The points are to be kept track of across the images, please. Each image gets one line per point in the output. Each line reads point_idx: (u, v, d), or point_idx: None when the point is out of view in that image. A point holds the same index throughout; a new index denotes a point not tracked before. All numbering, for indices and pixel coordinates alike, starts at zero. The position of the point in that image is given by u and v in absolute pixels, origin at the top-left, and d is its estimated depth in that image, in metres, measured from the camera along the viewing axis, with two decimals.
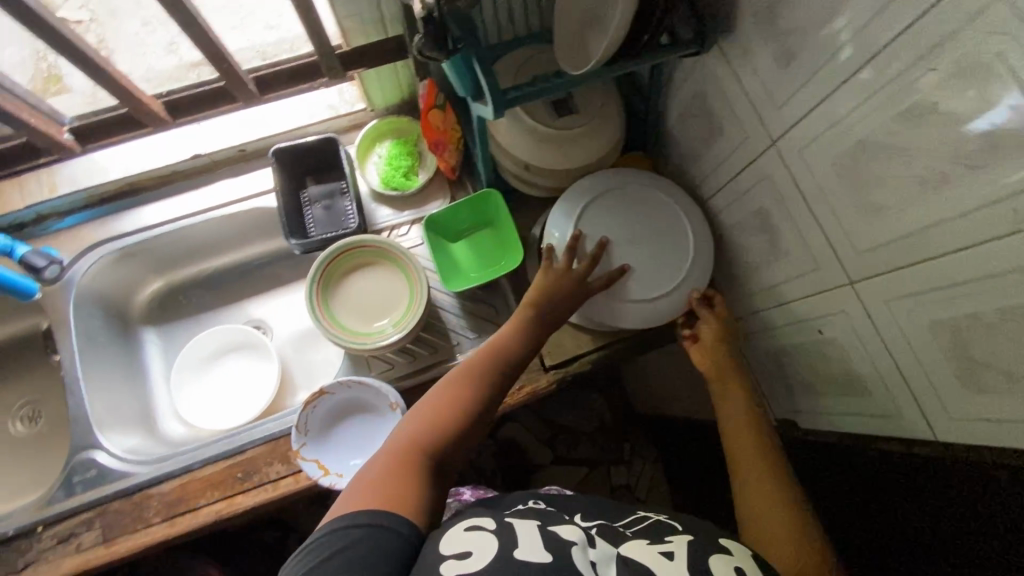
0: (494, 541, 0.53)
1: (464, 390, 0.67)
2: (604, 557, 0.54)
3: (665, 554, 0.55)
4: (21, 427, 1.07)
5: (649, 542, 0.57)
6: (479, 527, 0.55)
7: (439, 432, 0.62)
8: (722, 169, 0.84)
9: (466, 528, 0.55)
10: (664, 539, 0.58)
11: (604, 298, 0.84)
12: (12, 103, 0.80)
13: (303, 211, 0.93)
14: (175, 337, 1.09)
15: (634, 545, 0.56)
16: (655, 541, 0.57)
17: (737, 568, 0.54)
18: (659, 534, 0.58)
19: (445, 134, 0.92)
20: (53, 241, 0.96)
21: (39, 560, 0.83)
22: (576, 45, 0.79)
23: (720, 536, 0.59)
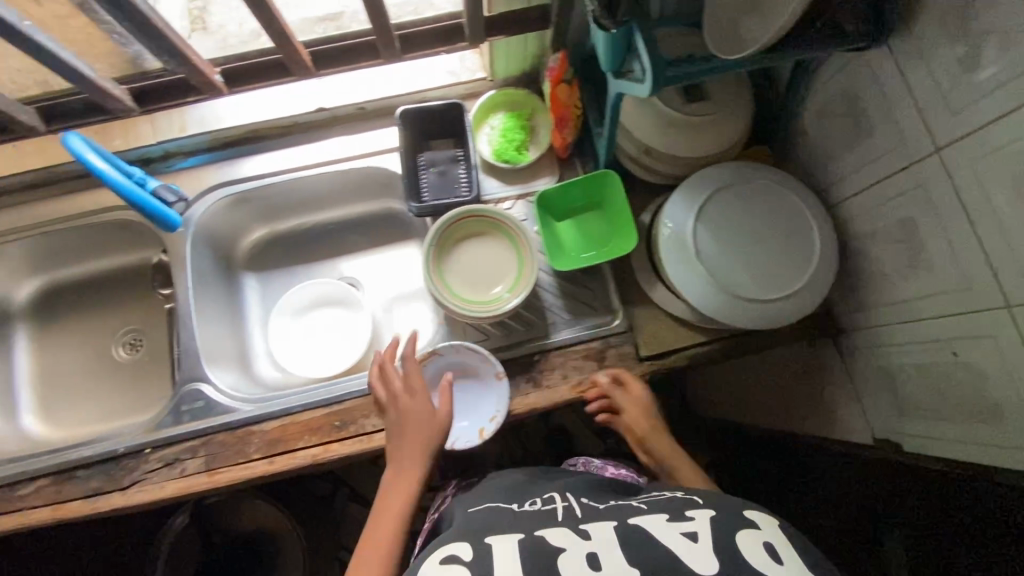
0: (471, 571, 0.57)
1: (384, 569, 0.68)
2: (604, 546, 0.59)
3: (688, 536, 0.59)
4: (123, 353, 1.11)
5: (668, 521, 0.62)
6: (455, 558, 0.59)
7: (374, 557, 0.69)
8: (866, 173, 0.80)
9: (443, 560, 0.60)
10: (687, 517, 0.62)
11: (724, 294, 0.82)
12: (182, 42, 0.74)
13: (419, 175, 0.94)
14: (273, 284, 1.12)
15: (646, 520, 0.63)
16: (674, 519, 0.62)
17: (766, 544, 0.58)
18: (680, 511, 0.64)
19: (568, 110, 0.90)
20: (175, 179, 0.99)
21: (145, 479, 0.87)
22: (727, 31, 0.74)
23: (744, 509, 0.63)
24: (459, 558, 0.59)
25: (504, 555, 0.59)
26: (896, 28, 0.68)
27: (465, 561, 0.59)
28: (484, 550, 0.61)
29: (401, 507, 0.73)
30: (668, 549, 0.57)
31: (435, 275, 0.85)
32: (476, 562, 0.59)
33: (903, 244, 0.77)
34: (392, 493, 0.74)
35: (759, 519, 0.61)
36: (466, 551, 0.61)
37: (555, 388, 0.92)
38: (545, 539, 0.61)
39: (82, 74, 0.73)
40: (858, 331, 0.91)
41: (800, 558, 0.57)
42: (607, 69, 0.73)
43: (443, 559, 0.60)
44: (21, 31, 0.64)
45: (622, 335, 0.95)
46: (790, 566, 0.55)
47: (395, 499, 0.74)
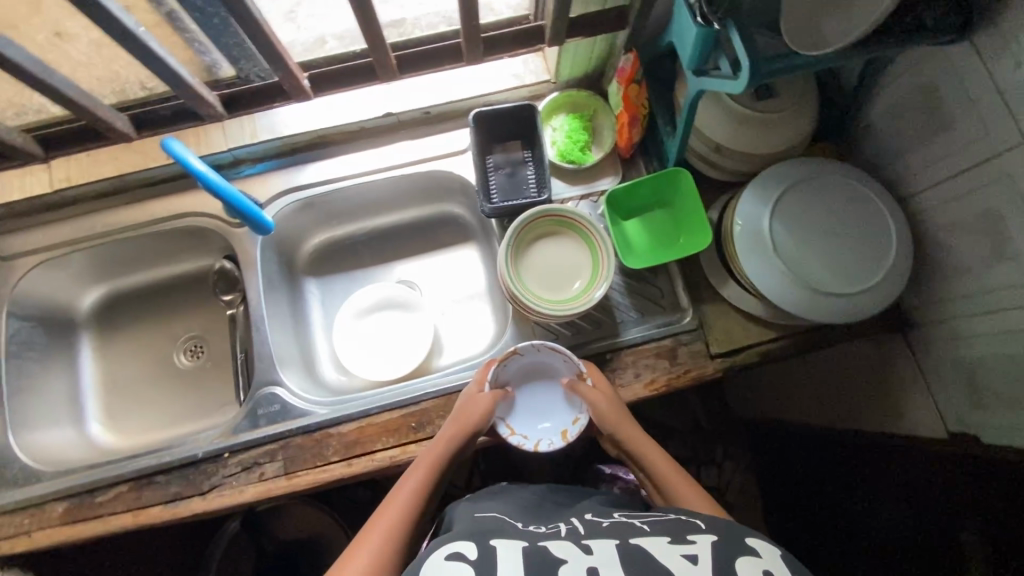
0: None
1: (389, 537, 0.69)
2: (604, 564, 0.58)
3: (688, 559, 0.57)
4: (185, 360, 1.12)
5: (671, 543, 0.60)
6: (459, 558, 0.59)
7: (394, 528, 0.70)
8: (947, 163, 0.81)
9: (446, 557, 0.59)
10: (687, 539, 0.61)
11: (804, 290, 0.82)
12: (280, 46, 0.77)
13: (488, 176, 0.95)
14: (334, 289, 1.13)
15: (648, 541, 0.61)
16: (675, 541, 0.60)
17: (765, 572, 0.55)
18: (680, 533, 0.62)
19: (637, 111, 0.91)
20: (245, 185, 1.00)
21: (224, 483, 0.88)
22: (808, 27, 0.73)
23: (747, 534, 0.60)
24: (463, 557, 0.60)
25: (506, 562, 0.59)
26: (983, 20, 0.69)
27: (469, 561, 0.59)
28: (488, 555, 0.60)
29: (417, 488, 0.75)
30: None
31: (518, 281, 0.86)
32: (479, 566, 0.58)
33: (985, 235, 0.78)
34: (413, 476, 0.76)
35: (762, 546, 0.59)
36: (471, 552, 0.60)
37: (627, 387, 0.93)
38: (544, 552, 0.60)
39: (183, 81, 0.78)
40: (932, 324, 0.91)
41: None
42: (690, 62, 0.74)
43: (448, 555, 0.60)
44: (132, 32, 0.68)
45: (692, 333, 0.95)
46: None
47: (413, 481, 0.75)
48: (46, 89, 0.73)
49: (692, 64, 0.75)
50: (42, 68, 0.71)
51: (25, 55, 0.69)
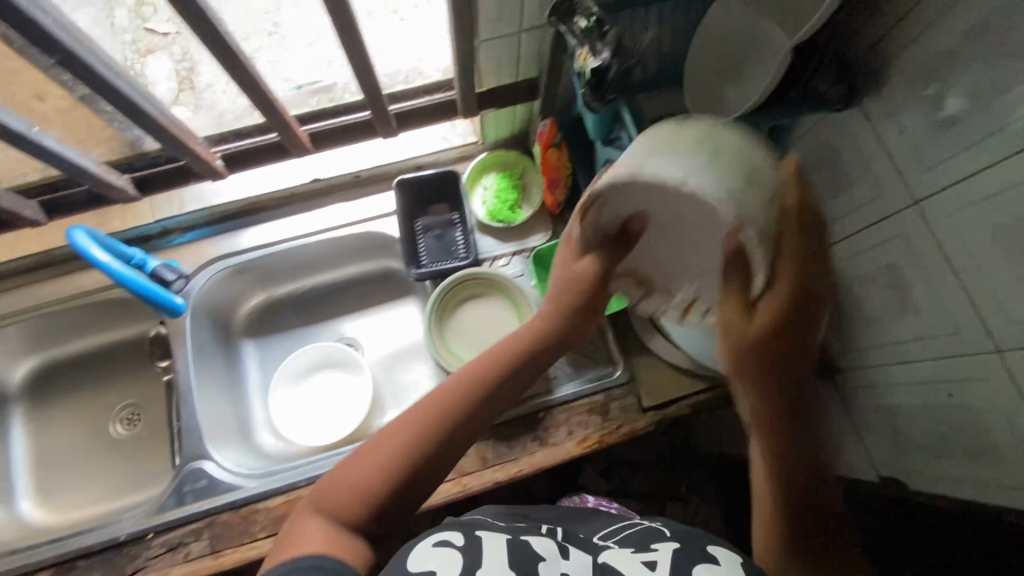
0: (459, 560, 0.57)
1: (411, 449, 0.61)
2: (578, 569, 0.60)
3: (646, 564, 0.60)
4: (120, 429, 1.10)
5: (632, 551, 0.63)
6: (445, 543, 0.59)
7: (427, 447, 0.61)
8: (850, 219, 0.83)
9: (434, 544, 0.59)
10: (650, 548, 0.63)
11: (722, 345, 0.84)
12: (179, 133, 0.78)
13: (417, 240, 0.96)
14: (273, 350, 1.12)
15: (612, 555, 0.63)
16: (637, 550, 0.63)
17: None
18: (646, 544, 0.64)
19: (559, 172, 0.94)
20: (175, 254, 0.99)
21: (148, 566, 0.85)
22: (711, 96, 0.82)
23: (709, 544, 0.62)
24: (452, 543, 0.59)
25: (493, 549, 0.59)
26: (864, 90, 0.73)
27: (457, 545, 0.59)
28: (474, 544, 0.60)
29: (468, 389, 0.65)
30: None
31: (442, 345, 0.86)
32: (467, 551, 0.58)
33: (890, 288, 0.80)
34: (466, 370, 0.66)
35: (722, 555, 0.60)
36: (459, 539, 0.60)
37: (560, 445, 0.92)
38: (526, 548, 0.61)
39: (87, 171, 0.79)
40: (855, 370, 0.93)
41: None
42: (594, 132, 0.76)
43: (436, 541, 0.59)
44: (27, 133, 0.69)
45: (623, 386, 0.96)
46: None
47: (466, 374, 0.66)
48: None
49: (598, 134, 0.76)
50: None
51: None
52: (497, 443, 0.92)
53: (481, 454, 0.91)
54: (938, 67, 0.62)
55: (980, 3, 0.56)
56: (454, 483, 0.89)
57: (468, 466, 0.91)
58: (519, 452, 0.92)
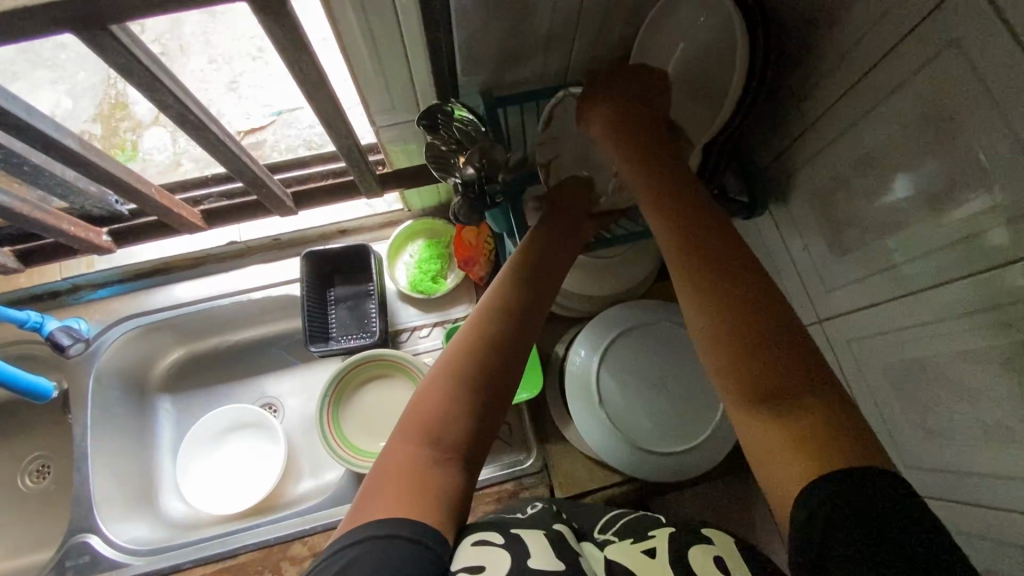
0: (505, 557, 0.46)
1: (454, 380, 0.54)
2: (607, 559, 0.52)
3: (646, 553, 0.51)
4: (29, 482, 1.07)
5: (632, 542, 0.54)
6: (486, 542, 0.48)
7: (465, 396, 0.53)
8: None
9: (474, 542, 0.48)
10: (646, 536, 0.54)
11: (628, 447, 0.79)
12: (55, 214, 0.73)
13: (328, 312, 0.93)
14: (190, 407, 1.09)
15: (616, 549, 0.54)
16: (638, 540, 0.54)
17: (717, 559, 0.49)
18: (643, 531, 0.56)
19: (476, 251, 0.92)
20: (82, 311, 0.97)
21: None
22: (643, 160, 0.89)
23: (701, 527, 0.55)
24: (493, 542, 0.48)
25: (530, 540, 0.49)
26: (768, 200, 0.70)
27: (500, 542, 0.48)
28: (516, 540, 0.49)
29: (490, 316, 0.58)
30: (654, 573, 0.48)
31: (333, 429, 0.82)
32: (510, 548, 0.47)
33: None
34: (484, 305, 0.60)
35: (714, 535, 0.53)
36: (496, 536, 0.50)
37: None
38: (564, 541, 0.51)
39: None
40: None
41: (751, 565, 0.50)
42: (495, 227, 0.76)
43: (474, 539, 0.48)
44: None
45: (536, 476, 0.92)
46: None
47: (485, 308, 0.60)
48: None
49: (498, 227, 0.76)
50: None
51: None
52: None
53: None
54: (834, 191, 0.59)
55: (863, 140, 0.53)
56: None
57: None
58: None
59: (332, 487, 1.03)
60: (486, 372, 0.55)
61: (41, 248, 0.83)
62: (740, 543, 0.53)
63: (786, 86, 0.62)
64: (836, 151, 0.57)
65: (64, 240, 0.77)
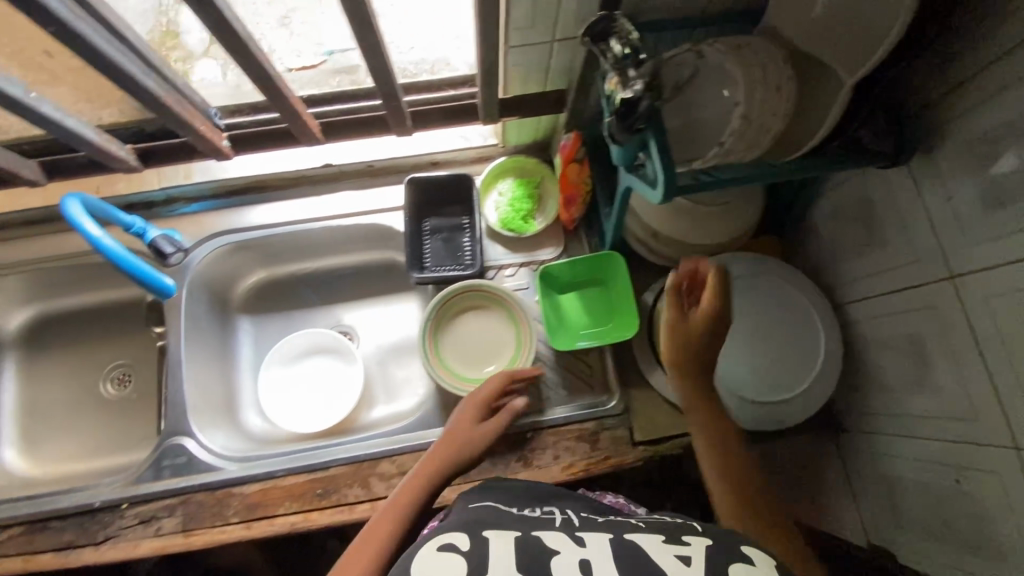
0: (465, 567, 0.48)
1: (400, 515, 0.61)
2: (599, 557, 0.50)
3: (680, 558, 0.50)
4: (110, 389, 1.09)
5: (662, 540, 0.52)
6: (451, 547, 0.51)
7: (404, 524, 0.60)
8: (877, 280, 0.78)
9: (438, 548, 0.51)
10: (681, 539, 0.52)
11: (724, 393, 0.80)
12: (188, 111, 0.73)
13: (423, 241, 0.93)
14: (268, 329, 1.11)
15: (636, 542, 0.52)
16: (669, 540, 0.52)
17: None
18: (678, 533, 0.53)
19: (577, 189, 0.89)
20: (177, 224, 0.98)
21: (119, 535, 0.85)
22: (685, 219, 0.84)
23: (744, 542, 0.52)
24: (457, 548, 0.51)
25: (498, 552, 0.50)
26: (913, 149, 0.67)
27: (463, 551, 0.50)
28: (481, 543, 0.51)
29: (453, 457, 0.69)
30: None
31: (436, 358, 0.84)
32: (473, 555, 0.50)
33: (908, 358, 0.76)
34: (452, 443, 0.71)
35: (757, 555, 0.50)
36: (463, 541, 0.52)
37: (545, 469, 0.90)
38: (538, 543, 0.51)
39: (90, 139, 0.70)
40: (859, 433, 0.89)
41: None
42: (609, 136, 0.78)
43: (439, 545, 0.51)
44: (23, 100, 0.61)
45: (617, 418, 0.93)
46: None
47: (453, 448, 0.70)
48: None
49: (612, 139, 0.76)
50: None
51: None
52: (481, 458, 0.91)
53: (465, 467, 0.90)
54: (999, 138, 0.57)
55: None
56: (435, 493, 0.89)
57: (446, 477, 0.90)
58: (502, 469, 0.90)
59: (407, 416, 1.05)
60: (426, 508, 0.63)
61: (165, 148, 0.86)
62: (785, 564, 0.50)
63: (960, 25, 0.59)
64: (1015, 94, 0.55)
65: (193, 139, 0.77)
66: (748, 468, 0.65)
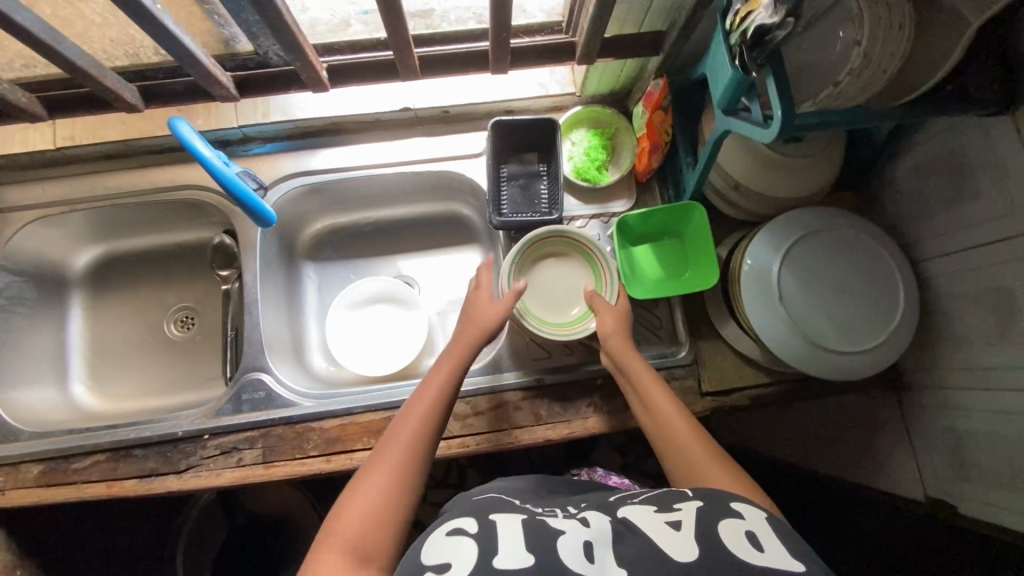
0: (472, 550, 0.55)
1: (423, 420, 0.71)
2: (599, 537, 0.57)
3: (673, 525, 0.57)
4: (175, 330, 1.10)
5: (660, 511, 0.59)
6: (458, 534, 0.58)
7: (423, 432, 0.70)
8: (964, 234, 0.79)
9: (446, 537, 0.58)
10: (676, 507, 0.60)
11: (802, 343, 0.82)
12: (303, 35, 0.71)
13: (500, 187, 0.94)
14: (332, 275, 1.12)
15: (637, 512, 0.60)
16: (663, 510, 0.60)
17: (748, 533, 0.55)
18: (669, 504, 0.61)
19: (658, 137, 0.90)
20: (252, 163, 0.99)
21: (201, 465, 0.87)
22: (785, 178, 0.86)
23: (732, 499, 0.60)
24: (463, 533, 0.58)
25: (505, 535, 0.57)
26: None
27: (471, 535, 0.57)
28: (487, 530, 0.58)
29: (443, 391, 0.75)
30: (654, 541, 0.55)
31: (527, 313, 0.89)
32: (480, 538, 0.57)
33: (992, 312, 0.76)
34: (423, 395, 0.73)
35: (747, 510, 0.58)
36: (472, 526, 0.59)
37: (615, 415, 0.91)
38: (542, 526, 0.59)
39: (197, 61, 0.71)
40: (926, 390, 0.90)
41: (776, 536, 0.55)
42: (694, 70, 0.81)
43: (449, 532, 0.59)
44: (151, 12, 0.62)
45: (686, 368, 0.94)
46: (772, 553, 0.52)
47: (427, 398, 0.73)
48: (53, 57, 0.68)
49: (703, 73, 0.78)
50: (51, 36, 0.66)
51: (35, 18, 0.64)
52: (552, 402, 0.92)
53: (536, 411, 0.92)
54: None
55: None
56: (507, 434, 0.91)
57: (518, 419, 0.92)
58: (572, 414, 0.92)
59: None
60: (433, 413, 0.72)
61: (255, 81, 0.86)
62: (772, 517, 0.58)
63: None
64: None
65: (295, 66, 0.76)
66: (679, 420, 0.73)
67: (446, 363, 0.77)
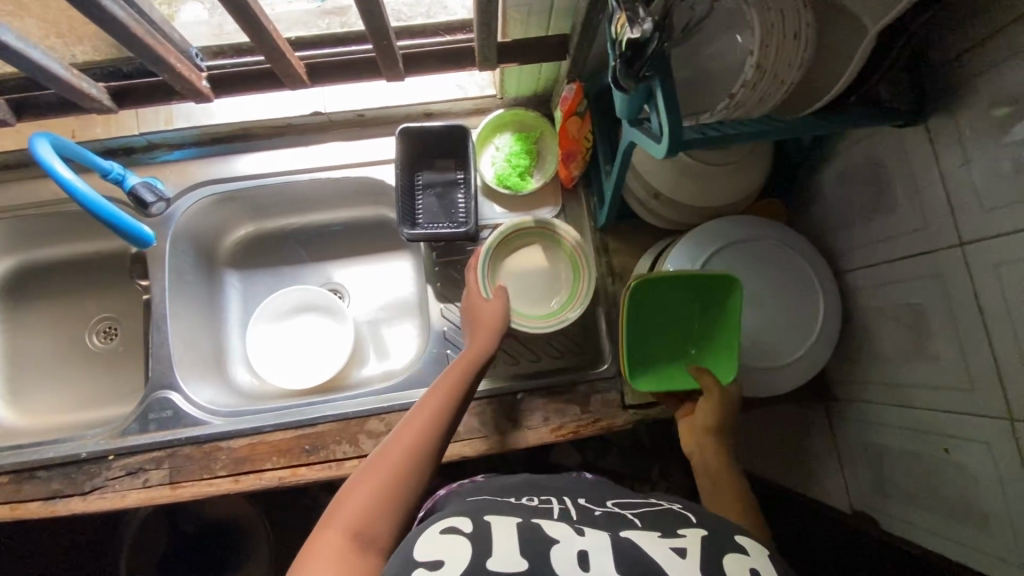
0: (467, 549, 0.47)
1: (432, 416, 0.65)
2: (596, 546, 0.49)
3: (677, 551, 0.49)
4: (97, 341, 1.07)
5: (661, 535, 0.52)
6: (455, 530, 0.50)
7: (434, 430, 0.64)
8: (881, 247, 0.76)
9: (442, 530, 0.50)
10: (677, 532, 0.53)
11: None
12: (160, 44, 0.67)
13: (416, 197, 0.90)
14: (255, 284, 1.08)
15: (640, 533, 0.52)
16: (666, 535, 0.52)
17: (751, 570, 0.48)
18: (672, 527, 0.53)
19: (577, 144, 0.87)
20: (158, 171, 0.95)
21: (105, 486, 0.85)
22: (700, 188, 0.83)
23: (736, 532, 0.53)
24: (459, 529, 0.50)
25: (501, 531, 0.50)
26: (932, 108, 0.63)
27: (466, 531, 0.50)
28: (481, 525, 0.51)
29: (452, 389, 0.69)
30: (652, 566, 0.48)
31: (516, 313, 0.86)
32: (474, 537, 0.49)
33: (907, 327, 0.74)
34: (422, 408, 0.66)
35: (749, 544, 0.52)
36: (466, 523, 0.51)
37: (534, 431, 0.89)
38: (539, 529, 0.51)
39: (55, 74, 0.69)
40: (849, 402, 0.88)
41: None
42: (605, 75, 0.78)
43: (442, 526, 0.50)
44: None
45: (609, 381, 0.92)
46: None
47: (427, 408, 0.66)
48: None
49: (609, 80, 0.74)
50: None
51: None
52: (470, 419, 0.90)
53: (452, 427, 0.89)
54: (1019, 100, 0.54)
55: None
56: None
57: None
58: (489, 429, 0.89)
59: (398, 375, 1.03)
60: (442, 410, 0.66)
61: (138, 88, 0.82)
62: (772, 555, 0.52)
63: None
64: None
65: (166, 78, 0.72)
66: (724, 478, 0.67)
67: (443, 380, 0.71)
